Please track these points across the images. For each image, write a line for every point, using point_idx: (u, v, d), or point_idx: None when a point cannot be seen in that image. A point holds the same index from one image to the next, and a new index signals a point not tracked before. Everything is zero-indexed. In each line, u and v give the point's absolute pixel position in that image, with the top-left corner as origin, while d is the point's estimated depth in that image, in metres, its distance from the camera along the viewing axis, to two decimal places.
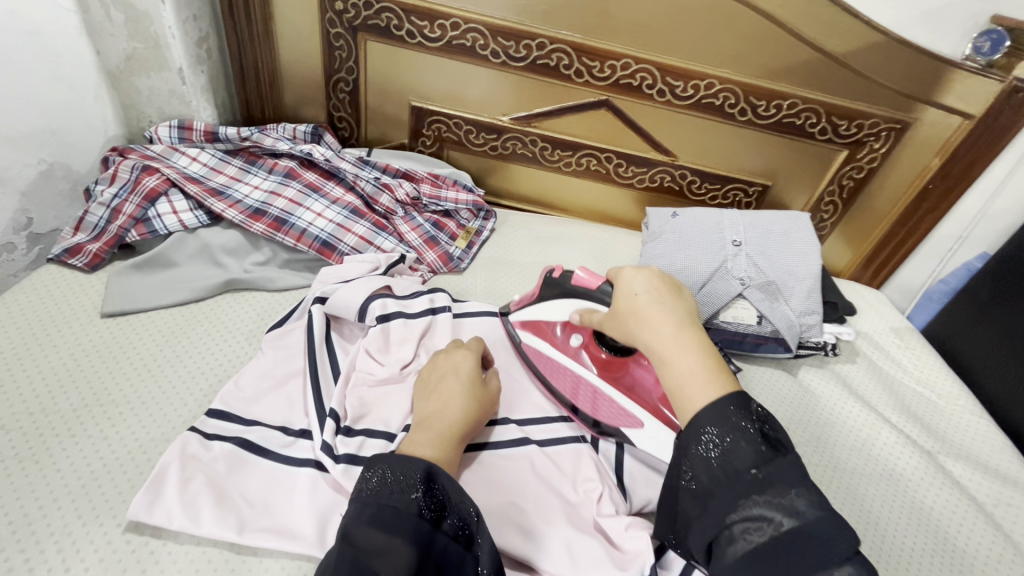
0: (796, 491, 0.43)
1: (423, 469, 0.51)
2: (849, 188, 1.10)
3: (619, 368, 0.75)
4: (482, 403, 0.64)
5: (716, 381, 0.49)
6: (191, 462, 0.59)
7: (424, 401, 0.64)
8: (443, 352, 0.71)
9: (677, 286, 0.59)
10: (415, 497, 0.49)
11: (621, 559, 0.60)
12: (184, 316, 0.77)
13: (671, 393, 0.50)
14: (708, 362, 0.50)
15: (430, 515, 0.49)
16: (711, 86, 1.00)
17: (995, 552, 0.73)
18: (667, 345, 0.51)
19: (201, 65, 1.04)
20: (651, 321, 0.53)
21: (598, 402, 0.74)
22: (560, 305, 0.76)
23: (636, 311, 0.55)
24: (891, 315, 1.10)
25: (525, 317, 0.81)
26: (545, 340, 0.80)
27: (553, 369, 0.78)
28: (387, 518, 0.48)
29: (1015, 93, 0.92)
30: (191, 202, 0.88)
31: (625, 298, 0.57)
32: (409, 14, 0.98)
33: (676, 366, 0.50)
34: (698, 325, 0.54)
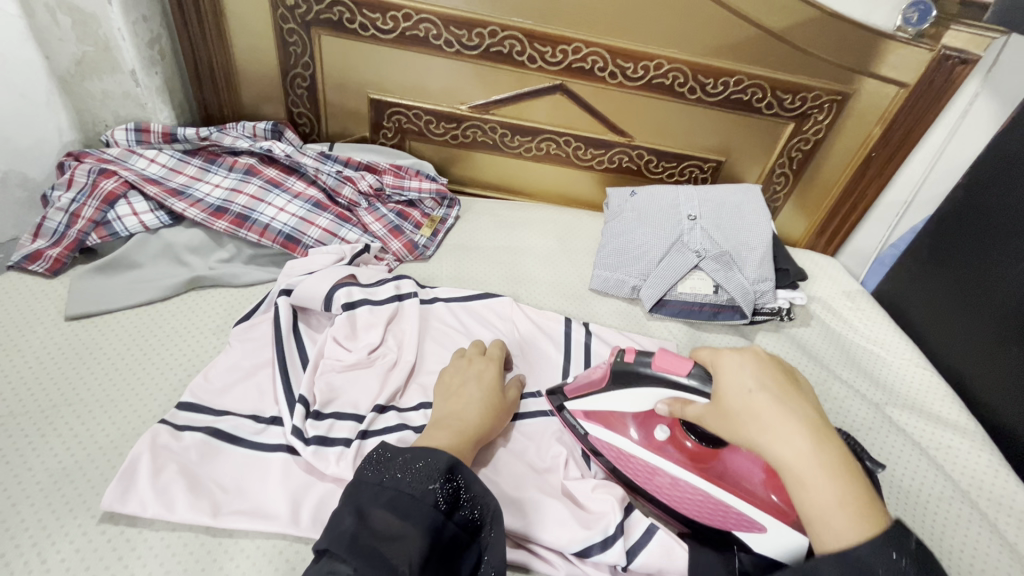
0: None
1: (446, 462, 0.55)
2: (798, 160, 1.15)
3: (710, 458, 0.65)
4: (498, 409, 0.68)
5: (862, 515, 0.46)
6: (162, 452, 0.60)
7: (445, 402, 0.67)
8: (467, 357, 0.74)
9: (797, 380, 0.54)
10: (432, 488, 0.53)
11: (585, 518, 0.63)
12: (150, 315, 0.78)
13: (810, 519, 0.47)
14: (850, 486, 0.47)
15: (444, 507, 0.52)
16: (660, 66, 1.03)
17: (936, 491, 0.78)
18: (807, 465, 0.47)
19: (155, 66, 1.03)
20: (780, 432, 0.49)
21: (700, 503, 0.64)
22: (635, 396, 0.66)
23: (760, 417, 0.50)
24: (844, 279, 1.15)
25: (589, 408, 0.70)
26: (617, 435, 0.69)
27: (633, 465, 0.68)
28: (403, 503, 0.51)
29: (945, 61, 0.96)
30: (151, 203, 0.88)
31: (738, 396, 0.52)
32: (361, 7, 0.99)
33: (816, 495, 0.47)
34: (832, 434, 0.50)
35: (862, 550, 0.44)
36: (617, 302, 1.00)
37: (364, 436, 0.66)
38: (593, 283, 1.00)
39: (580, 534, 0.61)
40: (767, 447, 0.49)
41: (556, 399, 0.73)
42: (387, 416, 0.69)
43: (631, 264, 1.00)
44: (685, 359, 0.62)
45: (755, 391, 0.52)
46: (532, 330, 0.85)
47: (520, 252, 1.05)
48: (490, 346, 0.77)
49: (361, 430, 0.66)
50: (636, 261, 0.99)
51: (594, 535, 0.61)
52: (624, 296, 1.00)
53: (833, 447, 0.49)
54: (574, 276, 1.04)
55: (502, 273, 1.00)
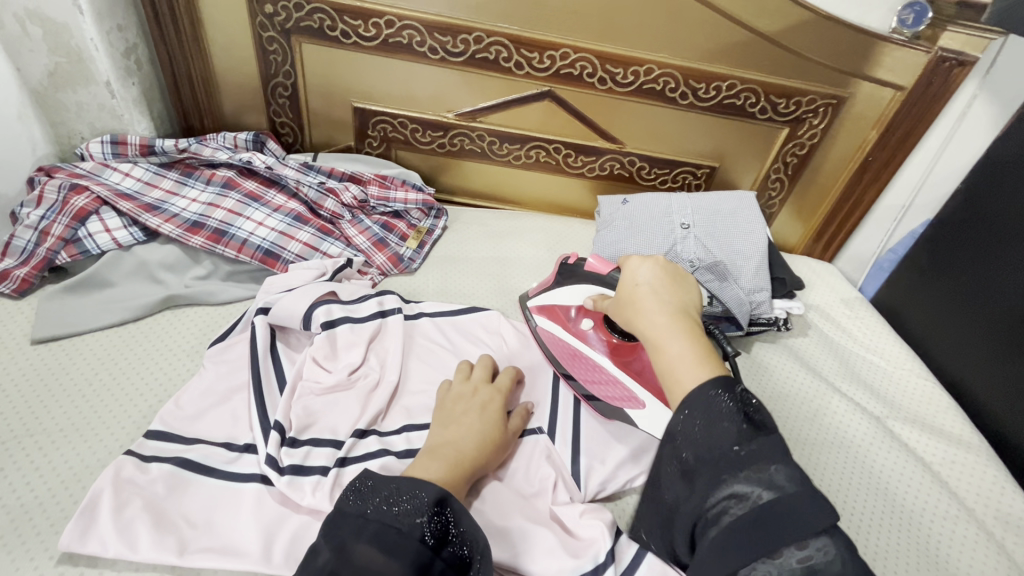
0: (775, 467, 0.44)
1: (435, 493, 0.52)
2: (793, 165, 1.12)
3: (629, 352, 0.76)
4: (496, 440, 0.65)
5: (705, 364, 0.51)
6: (127, 486, 0.57)
7: (444, 431, 0.64)
8: (473, 383, 0.71)
9: (683, 281, 0.62)
10: (420, 521, 0.50)
11: (574, 547, 0.60)
12: (121, 337, 0.75)
13: (662, 373, 0.52)
14: (697, 346, 0.52)
15: (432, 542, 0.49)
16: (650, 71, 1.00)
17: (940, 509, 0.75)
18: (659, 331, 0.54)
19: (131, 77, 1.01)
20: (646, 310, 0.57)
21: (604, 383, 0.75)
22: (572, 291, 0.80)
23: (634, 300, 0.59)
24: (841, 286, 1.13)
25: (541, 303, 0.85)
26: (558, 324, 0.82)
27: (564, 350, 0.80)
28: (389, 537, 0.48)
29: (942, 63, 0.94)
30: (124, 219, 0.85)
31: (626, 287, 0.61)
32: (342, 14, 0.97)
33: (668, 351, 0.52)
34: (692, 318, 0.56)
35: (694, 390, 0.48)
36: None
37: (342, 465, 0.63)
38: None
39: (569, 564, 0.58)
40: (638, 321, 0.57)
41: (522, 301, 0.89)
42: (367, 441, 0.66)
43: None
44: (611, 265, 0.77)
45: (641, 284, 0.60)
46: (521, 348, 0.82)
47: (509, 263, 1.03)
48: (502, 373, 0.74)
49: (339, 457, 0.63)
50: None
51: (583, 565, 0.58)
52: None
53: (686, 323, 0.55)
54: None
55: (490, 286, 0.97)
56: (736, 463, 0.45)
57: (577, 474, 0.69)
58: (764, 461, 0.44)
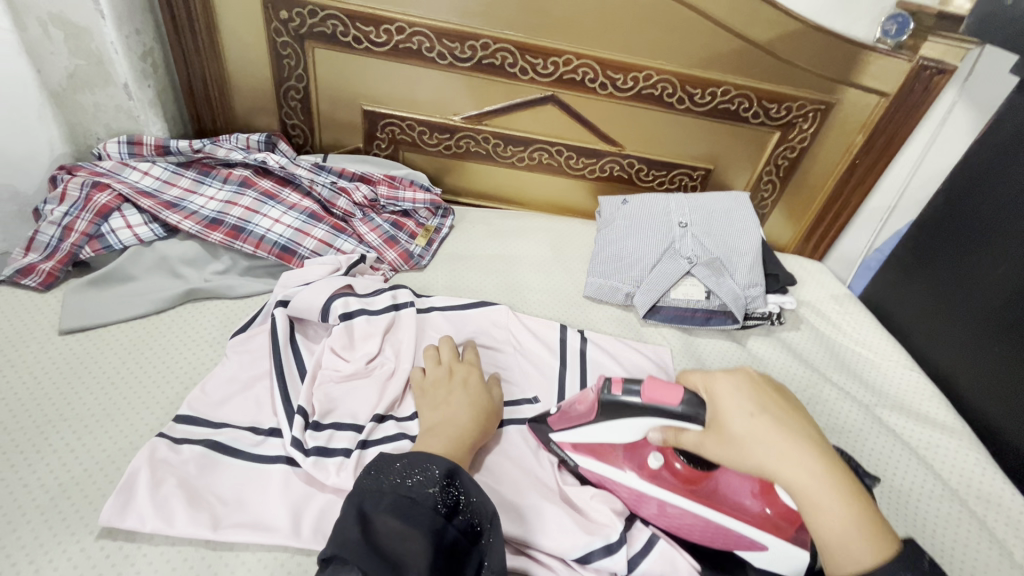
0: None
1: (443, 466, 0.55)
2: (785, 167, 1.17)
3: (703, 478, 0.65)
4: (489, 413, 0.68)
5: (869, 531, 0.50)
6: (161, 466, 0.60)
7: (435, 411, 0.67)
8: (445, 364, 0.74)
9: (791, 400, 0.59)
10: (432, 492, 0.53)
11: (586, 525, 0.64)
12: (145, 328, 0.78)
13: (824, 539, 0.51)
14: (854, 505, 0.51)
15: (444, 510, 0.53)
16: (649, 77, 1.05)
17: (926, 488, 0.80)
18: (818, 485, 0.51)
19: (147, 79, 1.03)
20: (796, 459, 0.53)
21: (700, 526, 0.63)
22: (625, 425, 0.64)
23: (768, 441, 0.54)
24: (831, 283, 1.18)
25: (577, 441, 0.68)
26: (609, 465, 0.67)
27: (633, 497, 0.66)
28: (404, 507, 0.52)
29: (923, 71, 0.99)
30: (145, 216, 0.88)
31: (744, 424, 0.55)
32: (354, 20, 1.00)
33: (829, 515, 0.51)
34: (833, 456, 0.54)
35: (880, 570, 0.48)
36: (612, 309, 1.01)
37: (364, 447, 0.66)
38: (587, 290, 1.01)
39: (581, 540, 0.61)
40: (780, 471, 0.53)
41: (541, 430, 0.71)
42: (385, 426, 0.69)
43: (624, 270, 1.01)
44: (676, 386, 0.62)
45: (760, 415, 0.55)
46: (528, 339, 0.86)
47: (514, 260, 1.06)
48: (465, 351, 0.78)
49: (361, 440, 0.66)
50: (629, 267, 1.01)
51: (595, 541, 0.62)
52: (617, 302, 1.01)
53: (836, 469, 0.53)
54: (568, 283, 1.05)
55: (497, 282, 1.01)
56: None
57: None
58: None
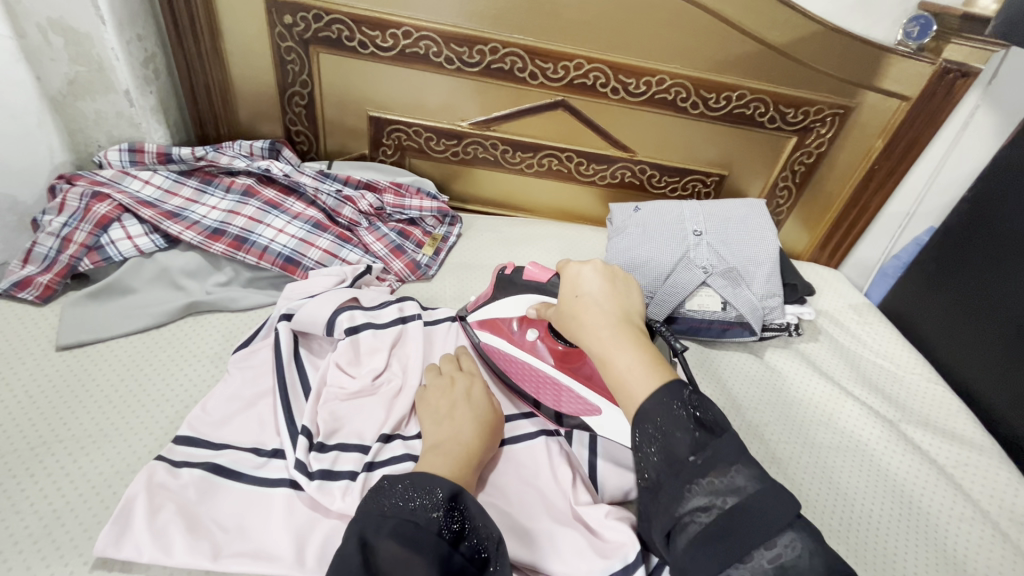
0: (735, 468, 0.46)
1: (447, 489, 0.53)
2: (801, 173, 1.14)
3: (576, 358, 0.73)
4: (492, 429, 0.66)
5: (654, 372, 0.51)
6: (159, 491, 0.57)
7: (438, 425, 0.64)
8: (446, 375, 0.72)
9: (622, 282, 0.61)
10: (436, 516, 0.51)
11: (602, 546, 0.61)
12: (145, 343, 0.75)
13: (614, 388, 0.53)
14: (641, 355, 0.53)
15: (449, 536, 0.50)
16: (662, 82, 1.02)
17: (956, 511, 0.76)
18: (607, 345, 0.54)
19: (149, 86, 1.02)
20: (593, 324, 0.56)
21: (557, 393, 0.73)
22: (513, 302, 0.77)
23: (578, 314, 0.58)
24: (849, 292, 1.14)
25: (481, 316, 0.80)
26: (502, 338, 0.78)
27: (511, 364, 0.77)
28: (407, 531, 0.49)
29: (946, 74, 0.96)
30: (145, 226, 0.86)
31: (568, 300, 0.60)
32: (360, 25, 0.98)
33: (616, 364, 0.53)
34: (633, 322, 0.57)
35: (647, 404, 0.49)
36: None
37: (370, 469, 0.63)
38: None
39: (598, 564, 0.59)
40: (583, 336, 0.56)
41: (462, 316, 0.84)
42: (393, 445, 0.67)
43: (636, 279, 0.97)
44: (550, 271, 0.75)
45: (584, 294, 0.59)
46: None
47: None
48: (462, 361, 0.76)
49: (367, 462, 0.64)
50: (641, 275, 0.97)
51: (612, 564, 0.59)
52: None
53: (631, 332, 0.55)
54: None
55: None
56: (696, 473, 0.46)
57: (594, 476, 0.69)
58: (723, 464, 0.46)
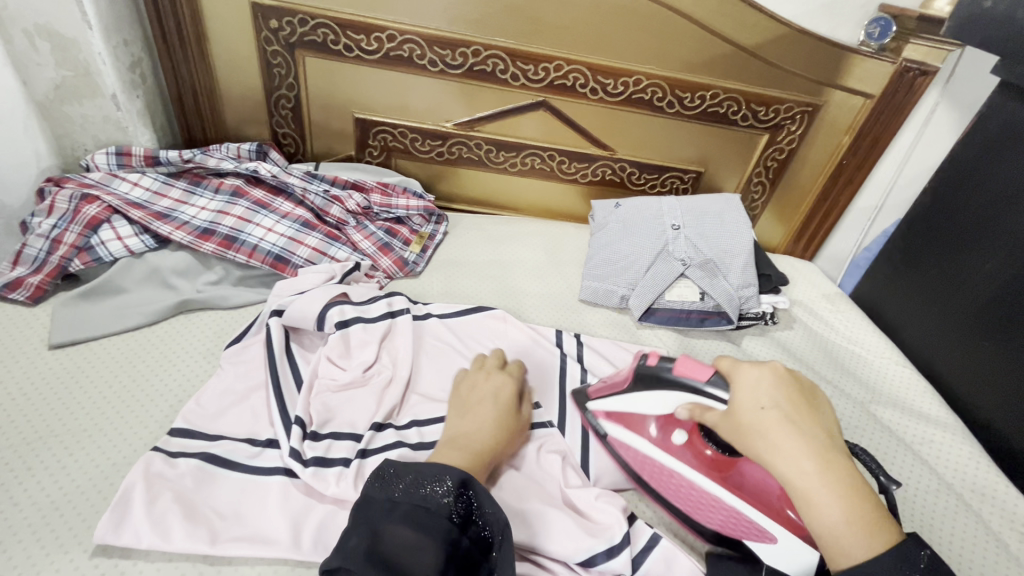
0: None
1: (456, 476, 0.55)
2: (774, 169, 1.19)
3: (728, 466, 0.68)
4: (511, 429, 0.68)
5: (870, 530, 0.49)
6: (157, 481, 0.59)
7: (469, 419, 0.67)
8: (484, 371, 0.75)
9: (812, 398, 0.57)
10: (446, 502, 0.53)
11: (591, 527, 0.63)
12: (137, 341, 0.77)
13: (820, 535, 0.50)
14: (859, 506, 0.50)
15: (458, 520, 0.52)
16: (638, 82, 1.06)
17: (921, 484, 0.80)
18: (812, 485, 0.50)
19: (136, 90, 1.03)
20: (788, 451, 0.52)
21: (713, 507, 0.66)
22: (657, 398, 0.68)
23: (767, 435, 0.53)
24: (822, 282, 1.19)
25: (611, 408, 0.74)
26: (638, 436, 0.72)
27: (650, 468, 0.70)
28: (419, 517, 0.51)
29: (906, 73, 1.02)
30: (135, 227, 0.87)
31: (750, 414, 0.55)
32: (345, 29, 1.01)
33: (823, 511, 0.50)
34: (840, 454, 0.52)
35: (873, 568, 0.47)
36: (608, 312, 1.02)
37: (364, 456, 0.65)
38: (583, 294, 1.02)
39: (585, 543, 0.61)
40: (776, 462, 0.52)
41: (580, 400, 0.78)
42: (385, 434, 0.69)
43: (618, 274, 1.01)
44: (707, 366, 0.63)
45: (765, 409, 0.55)
46: (530, 343, 0.87)
47: (509, 265, 1.06)
48: (509, 362, 0.78)
49: (360, 449, 0.66)
50: (623, 271, 1.01)
51: (599, 543, 0.61)
52: (613, 305, 1.01)
53: (837, 469, 0.51)
54: (564, 287, 1.05)
55: (493, 287, 1.01)
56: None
57: (585, 467, 0.74)
58: None
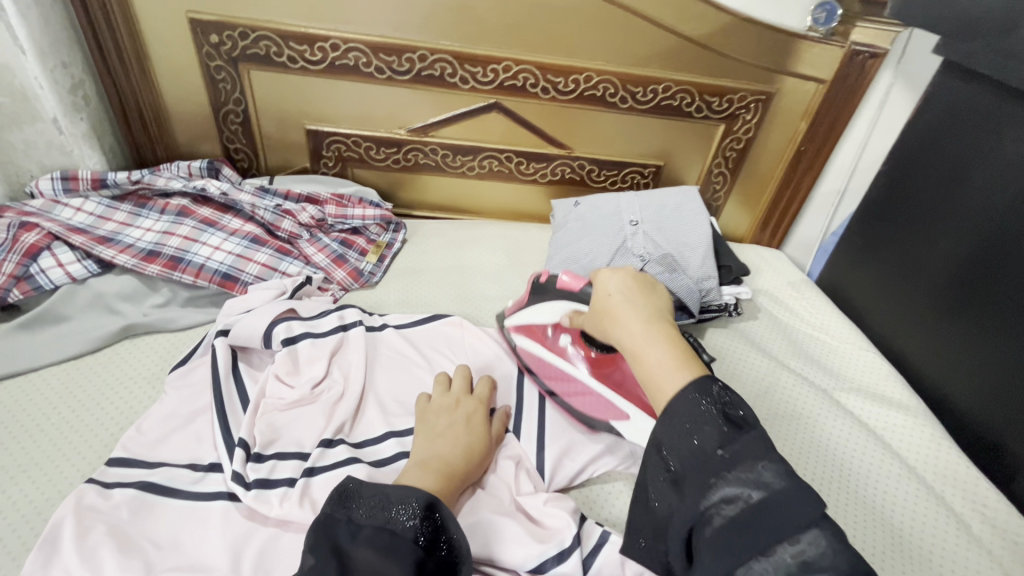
0: (762, 465, 0.46)
1: (423, 498, 0.53)
2: (733, 159, 1.18)
3: (607, 364, 0.77)
4: (481, 453, 0.67)
5: (684, 367, 0.54)
6: (89, 513, 0.57)
7: (441, 441, 0.65)
8: (453, 396, 0.73)
9: (651, 288, 0.68)
10: (411, 523, 0.51)
11: (541, 533, 0.62)
12: (78, 370, 0.75)
13: (648, 382, 0.55)
14: (673, 351, 0.56)
15: (424, 542, 0.50)
16: (589, 79, 1.05)
17: (884, 469, 0.80)
18: (637, 342, 0.58)
19: (79, 112, 1.00)
20: (623, 322, 0.61)
21: (588, 398, 0.76)
22: (550, 309, 0.80)
23: (611, 314, 0.63)
24: (787, 270, 1.19)
25: (519, 321, 0.84)
26: (536, 342, 0.83)
27: (543, 368, 0.81)
28: (384, 539, 0.49)
29: (856, 56, 1.01)
30: (77, 253, 0.85)
31: (601, 301, 0.66)
32: (288, 40, 0.99)
33: (647, 359, 0.56)
34: (667, 324, 0.61)
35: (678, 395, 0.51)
36: None
37: (311, 474, 0.64)
38: None
39: (534, 549, 0.60)
40: (615, 331, 0.62)
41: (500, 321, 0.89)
42: (335, 450, 0.67)
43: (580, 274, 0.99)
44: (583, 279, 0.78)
45: (613, 295, 0.66)
46: (491, 351, 0.85)
47: (469, 270, 1.05)
48: (478, 384, 0.76)
49: (306, 468, 0.64)
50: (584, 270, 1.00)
51: (549, 549, 0.60)
52: None
53: (662, 330, 0.59)
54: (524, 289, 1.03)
55: (451, 293, 1.00)
56: (723, 467, 0.47)
57: (541, 467, 0.71)
58: (751, 462, 0.46)
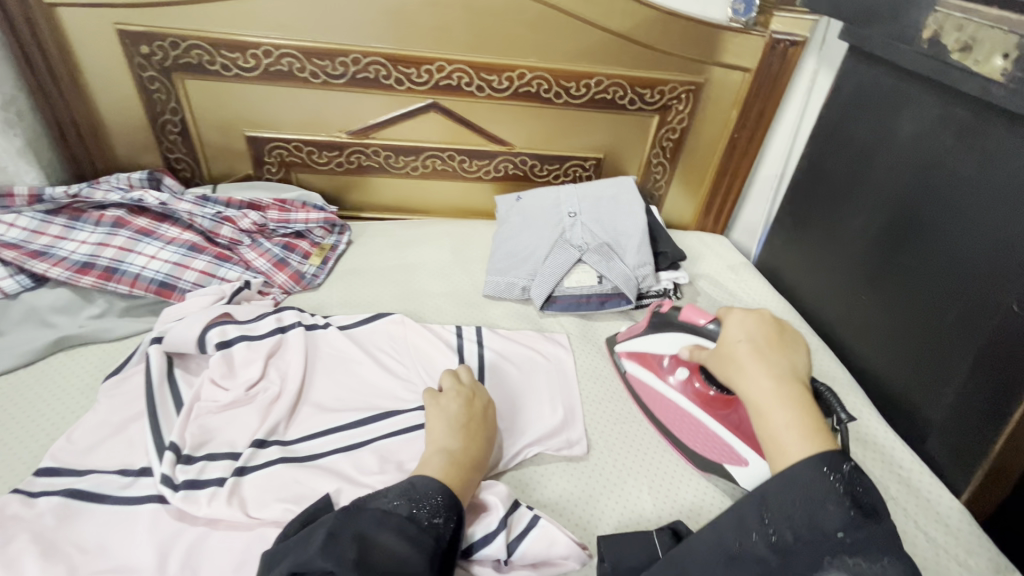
0: (887, 559, 0.48)
1: (448, 498, 0.58)
2: (670, 149, 1.21)
3: (722, 402, 0.77)
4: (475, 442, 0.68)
5: (812, 437, 0.53)
6: (13, 522, 0.59)
7: (448, 429, 0.67)
8: (466, 387, 0.73)
9: (788, 337, 0.64)
10: (436, 522, 0.55)
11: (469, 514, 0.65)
12: (11, 383, 0.76)
13: (765, 442, 0.55)
14: (805, 418, 0.55)
15: (443, 542, 0.54)
16: (522, 76, 1.08)
17: None
18: (768, 398, 0.57)
19: (14, 128, 0.98)
20: (751, 370, 0.59)
21: (700, 436, 0.77)
22: (665, 340, 0.81)
23: (736, 359, 0.62)
24: (729, 254, 1.22)
25: (632, 348, 0.87)
26: (651, 372, 0.84)
27: (657, 400, 0.82)
28: (410, 532, 0.53)
29: (776, 45, 1.06)
30: (9, 268, 0.86)
31: (727, 344, 0.64)
32: (219, 48, 1.00)
33: (772, 420, 0.55)
34: (799, 381, 0.59)
35: (801, 470, 0.51)
36: (512, 305, 1.02)
37: (241, 473, 0.66)
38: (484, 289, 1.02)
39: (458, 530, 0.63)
40: (741, 380, 0.60)
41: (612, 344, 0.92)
42: (268, 450, 0.69)
43: (518, 266, 1.02)
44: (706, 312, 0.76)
45: (741, 341, 0.63)
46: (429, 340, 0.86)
47: (413, 269, 1.07)
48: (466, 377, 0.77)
49: (238, 467, 0.66)
50: (524, 262, 1.03)
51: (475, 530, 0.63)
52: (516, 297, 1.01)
53: (793, 388, 0.57)
54: (468, 284, 1.05)
55: (395, 292, 1.01)
56: (842, 550, 0.49)
57: None
58: (878, 554, 0.48)
